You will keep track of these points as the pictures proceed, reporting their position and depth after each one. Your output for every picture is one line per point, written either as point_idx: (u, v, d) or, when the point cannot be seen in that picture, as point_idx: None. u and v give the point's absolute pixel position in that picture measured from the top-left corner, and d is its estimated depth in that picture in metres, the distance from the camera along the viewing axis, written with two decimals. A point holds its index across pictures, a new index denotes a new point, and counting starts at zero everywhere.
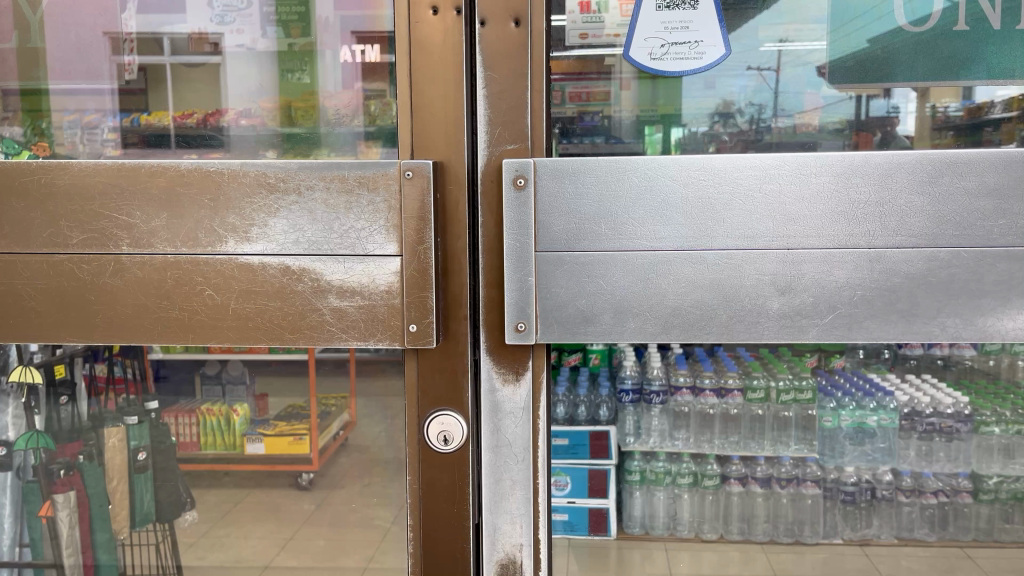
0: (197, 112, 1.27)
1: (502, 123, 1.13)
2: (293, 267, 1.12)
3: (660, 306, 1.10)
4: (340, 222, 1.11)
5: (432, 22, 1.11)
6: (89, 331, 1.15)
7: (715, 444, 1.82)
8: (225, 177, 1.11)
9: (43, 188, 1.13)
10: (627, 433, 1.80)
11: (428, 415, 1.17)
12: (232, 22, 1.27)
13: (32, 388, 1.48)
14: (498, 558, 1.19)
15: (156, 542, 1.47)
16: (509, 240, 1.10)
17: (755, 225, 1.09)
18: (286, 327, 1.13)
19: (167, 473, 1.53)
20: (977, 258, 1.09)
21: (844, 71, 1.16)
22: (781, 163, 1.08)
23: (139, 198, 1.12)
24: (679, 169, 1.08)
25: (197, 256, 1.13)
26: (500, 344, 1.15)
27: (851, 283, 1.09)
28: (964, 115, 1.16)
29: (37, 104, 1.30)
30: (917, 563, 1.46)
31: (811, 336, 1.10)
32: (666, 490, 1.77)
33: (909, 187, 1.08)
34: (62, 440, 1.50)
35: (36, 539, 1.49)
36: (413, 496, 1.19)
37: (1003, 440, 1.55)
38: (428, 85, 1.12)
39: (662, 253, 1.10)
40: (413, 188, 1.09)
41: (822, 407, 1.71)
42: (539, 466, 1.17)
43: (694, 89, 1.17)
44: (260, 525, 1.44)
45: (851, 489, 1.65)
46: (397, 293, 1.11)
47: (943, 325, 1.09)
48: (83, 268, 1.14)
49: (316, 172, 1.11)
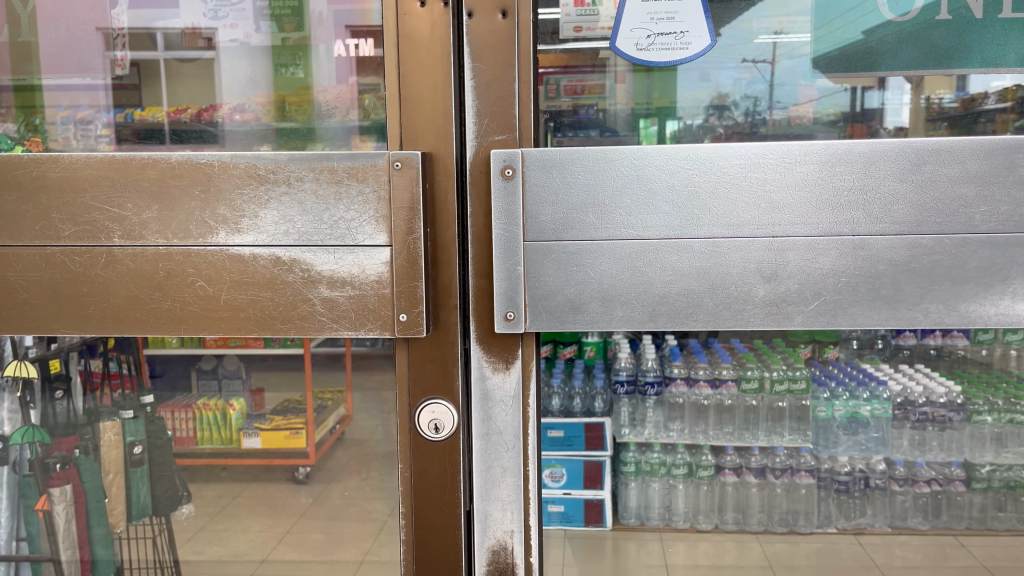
0: (190, 107, 1.27)
1: (490, 114, 1.13)
2: (284, 258, 1.12)
3: (648, 294, 1.11)
4: (330, 213, 1.12)
5: (420, 13, 1.12)
6: (82, 323, 1.15)
7: (709, 436, 1.87)
8: (216, 169, 1.12)
9: (35, 181, 1.14)
10: (622, 425, 1.85)
11: (419, 404, 1.18)
12: (225, 17, 1.26)
13: (27, 382, 1.47)
14: (489, 545, 1.20)
15: (152, 536, 1.51)
16: (498, 230, 1.11)
17: (741, 214, 1.10)
18: (278, 318, 1.13)
19: (163, 468, 1.51)
20: (958, 244, 1.09)
21: (829, 61, 1.16)
22: (766, 151, 1.08)
23: (130, 191, 1.13)
24: (665, 158, 1.09)
25: (189, 248, 1.13)
26: (490, 333, 1.15)
27: (836, 270, 1.10)
28: (959, 106, 1.17)
29: (30, 100, 1.30)
30: (912, 552, 1.46)
31: (797, 324, 1.11)
32: (660, 481, 1.87)
33: (893, 174, 1.08)
34: (58, 434, 1.51)
35: (34, 534, 1.50)
36: (405, 485, 1.20)
37: (996, 430, 1.57)
38: (416, 77, 1.13)
39: (649, 242, 1.10)
40: (403, 178, 1.10)
41: (816, 397, 1.68)
42: (529, 453, 1.18)
43: (689, 80, 1.17)
44: (259, 519, 1.45)
45: (845, 479, 1.69)
46: (387, 283, 1.12)
47: (926, 311, 1.10)
48: (76, 261, 1.14)
49: (305, 164, 1.11)
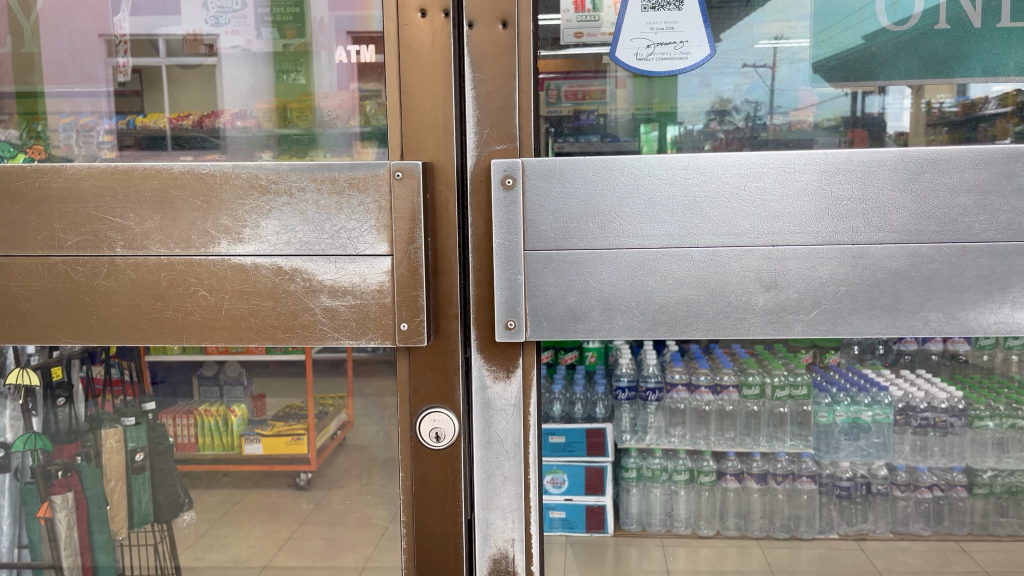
0: (192, 113, 1.27)
1: (490, 124, 1.14)
2: (285, 267, 1.13)
3: (648, 303, 1.11)
4: (331, 222, 1.12)
5: (420, 24, 1.12)
6: (84, 332, 1.16)
7: (710, 441, 1.82)
8: (218, 179, 1.12)
9: (38, 191, 1.14)
10: (624, 430, 1.83)
11: (420, 412, 1.18)
12: (227, 23, 1.26)
13: (30, 390, 1.48)
14: (490, 554, 1.20)
15: (155, 542, 1.49)
16: (498, 239, 1.11)
17: (740, 224, 1.10)
18: (278, 327, 1.14)
19: (165, 473, 1.51)
20: (959, 252, 1.09)
21: (828, 70, 1.16)
22: (766, 161, 1.09)
23: (133, 201, 1.13)
24: (665, 168, 1.09)
25: (191, 258, 1.13)
26: (490, 341, 1.16)
27: (835, 279, 1.10)
28: (959, 111, 1.16)
29: (33, 107, 1.30)
30: (914, 557, 1.46)
31: (796, 332, 1.11)
32: (662, 487, 1.80)
33: (891, 183, 1.09)
34: (60, 442, 1.50)
35: (36, 541, 1.49)
36: (406, 493, 1.20)
37: (997, 435, 1.59)
38: (417, 87, 1.13)
39: (649, 251, 1.10)
40: (403, 188, 1.10)
41: (817, 402, 1.70)
42: (529, 462, 1.18)
43: (689, 87, 1.17)
44: (260, 526, 1.45)
45: (846, 484, 1.67)
46: (388, 292, 1.12)
47: (926, 319, 1.10)
48: (78, 270, 1.15)
49: (306, 173, 1.11)
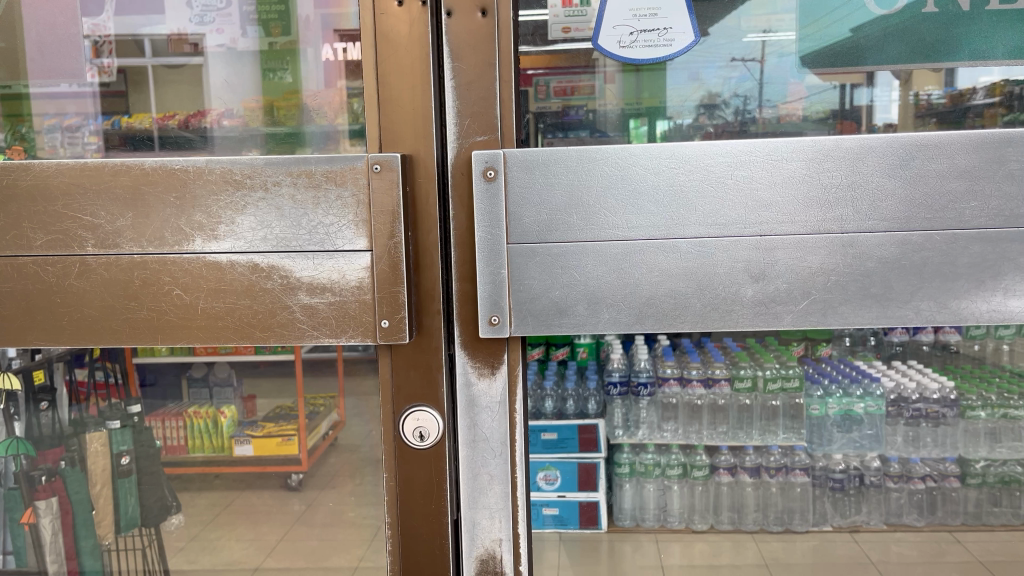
0: (177, 113, 1.25)
1: (471, 115, 1.12)
2: (262, 265, 1.11)
3: (634, 296, 1.10)
4: (308, 218, 1.10)
5: (397, 13, 1.10)
6: (57, 335, 1.14)
7: (704, 435, 1.88)
8: (191, 175, 1.10)
9: (6, 189, 1.12)
10: (616, 425, 1.89)
11: (404, 411, 1.17)
12: (212, 22, 1.25)
13: (11, 394, 1.45)
14: (477, 554, 1.19)
15: (143, 546, 1.49)
16: (480, 232, 1.10)
17: (726, 213, 1.09)
18: (256, 325, 1.12)
19: (153, 477, 1.49)
20: (949, 240, 1.08)
21: (815, 58, 1.15)
22: (753, 149, 1.07)
23: (103, 199, 1.12)
24: (650, 158, 1.08)
25: (164, 256, 1.12)
26: (475, 337, 1.14)
27: (825, 269, 1.09)
28: (947, 102, 1.15)
29: (17, 108, 1.28)
30: (907, 548, 1.42)
31: (786, 323, 1.10)
32: (655, 482, 1.86)
33: (880, 170, 1.07)
34: (44, 446, 1.47)
35: (20, 548, 1.43)
36: (391, 493, 1.18)
37: (989, 425, 1.56)
38: (395, 78, 1.12)
39: (634, 243, 1.09)
40: (382, 181, 1.09)
41: (810, 394, 1.74)
42: (516, 461, 1.17)
43: (676, 78, 1.16)
44: (253, 528, 1.43)
45: (839, 476, 1.66)
46: (368, 289, 1.10)
47: (917, 309, 1.09)
48: (48, 271, 1.13)
49: (282, 168, 1.10)
